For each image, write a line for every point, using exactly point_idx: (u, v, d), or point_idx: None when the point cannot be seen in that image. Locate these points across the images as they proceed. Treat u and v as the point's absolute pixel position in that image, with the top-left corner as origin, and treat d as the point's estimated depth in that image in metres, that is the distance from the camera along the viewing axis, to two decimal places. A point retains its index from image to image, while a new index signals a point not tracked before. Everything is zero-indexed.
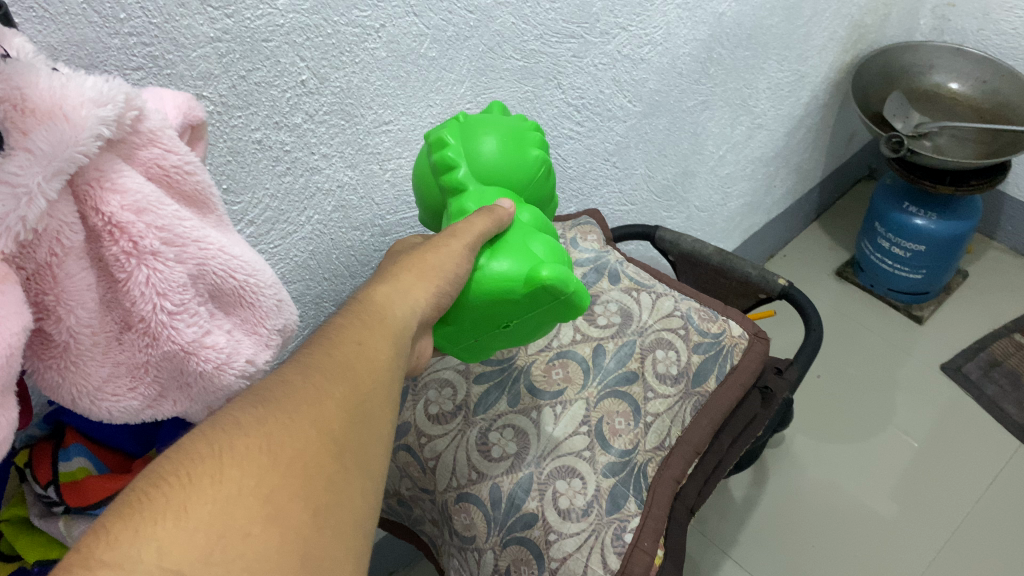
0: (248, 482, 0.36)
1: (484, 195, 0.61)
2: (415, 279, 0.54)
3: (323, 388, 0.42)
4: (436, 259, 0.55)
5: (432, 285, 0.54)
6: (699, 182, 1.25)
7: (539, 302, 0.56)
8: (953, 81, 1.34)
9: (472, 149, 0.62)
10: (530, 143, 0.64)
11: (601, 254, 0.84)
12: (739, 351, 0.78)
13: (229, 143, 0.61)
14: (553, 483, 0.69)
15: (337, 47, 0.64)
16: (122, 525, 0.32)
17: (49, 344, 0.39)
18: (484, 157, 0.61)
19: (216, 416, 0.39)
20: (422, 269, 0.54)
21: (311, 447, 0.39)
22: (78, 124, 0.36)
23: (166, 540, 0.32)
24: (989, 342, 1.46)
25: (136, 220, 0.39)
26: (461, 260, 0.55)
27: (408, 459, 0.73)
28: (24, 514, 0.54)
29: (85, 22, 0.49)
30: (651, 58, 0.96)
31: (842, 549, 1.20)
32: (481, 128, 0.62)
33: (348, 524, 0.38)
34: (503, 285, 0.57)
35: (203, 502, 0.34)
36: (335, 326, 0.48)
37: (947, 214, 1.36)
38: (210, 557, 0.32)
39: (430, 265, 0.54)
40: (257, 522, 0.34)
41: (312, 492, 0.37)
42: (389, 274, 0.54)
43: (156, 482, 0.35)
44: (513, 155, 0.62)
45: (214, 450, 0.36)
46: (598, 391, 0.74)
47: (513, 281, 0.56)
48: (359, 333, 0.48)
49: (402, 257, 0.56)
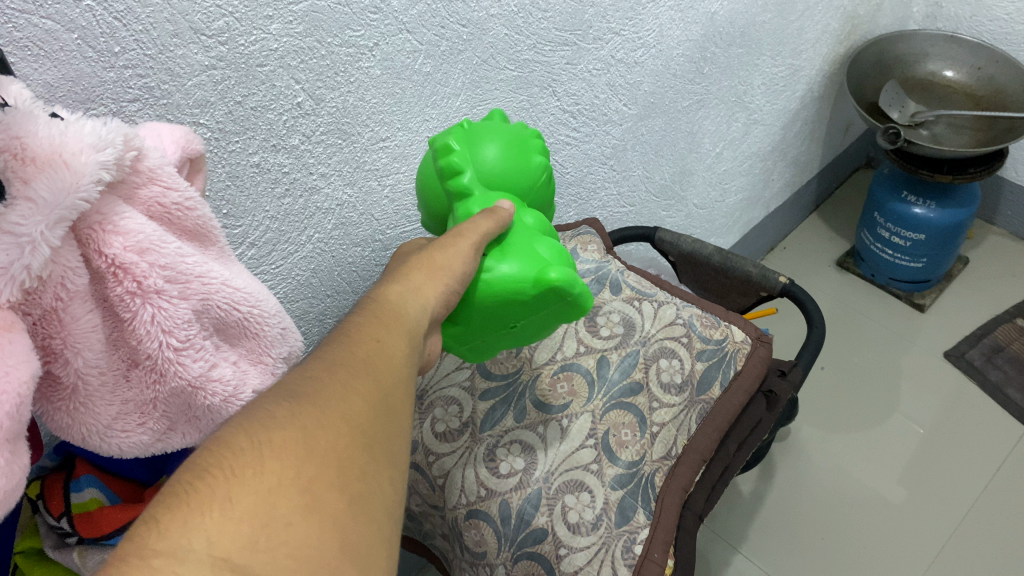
0: (287, 473, 0.36)
1: (489, 198, 0.61)
2: (425, 279, 0.53)
3: (349, 383, 0.42)
4: (444, 260, 0.54)
5: (442, 284, 0.54)
6: (697, 180, 1.25)
7: (547, 303, 0.57)
8: (948, 69, 1.34)
9: (475, 155, 0.62)
10: (532, 149, 0.64)
11: (601, 264, 0.84)
12: (742, 357, 0.78)
13: (228, 167, 0.61)
14: (562, 498, 0.69)
15: (331, 68, 0.64)
16: (170, 516, 0.32)
17: (58, 386, 0.40)
18: (487, 164, 0.61)
19: (248, 409, 0.39)
20: (431, 269, 0.54)
21: (343, 438, 0.39)
22: (78, 170, 0.36)
23: (213, 530, 0.32)
24: (992, 327, 1.46)
25: (139, 260, 0.39)
26: (468, 259, 0.55)
27: (416, 477, 0.74)
28: (38, 545, 0.55)
29: (80, 57, 0.49)
30: (645, 61, 0.96)
31: (853, 533, 1.21)
32: (483, 135, 0.63)
33: (381, 510, 0.38)
34: (511, 287, 0.57)
35: (245, 492, 0.34)
36: (352, 324, 0.47)
37: (946, 202, 1.36)
38: (255, 545, 0.33)
39: (438, 265, 0.54)
40: (298, 511, 0.35)
41: (347, 481, 0.37)
42: (398, 273, 0.54)
43: (198, 473, 0.35)
44: (515, 161, 0.62)
45: (251, 441, 0.36)
46: (604, 403, 0.74)
47: (521, 283, 0.57)
48: (377, 330, 0.47)
49: (406, 260, 0.56)
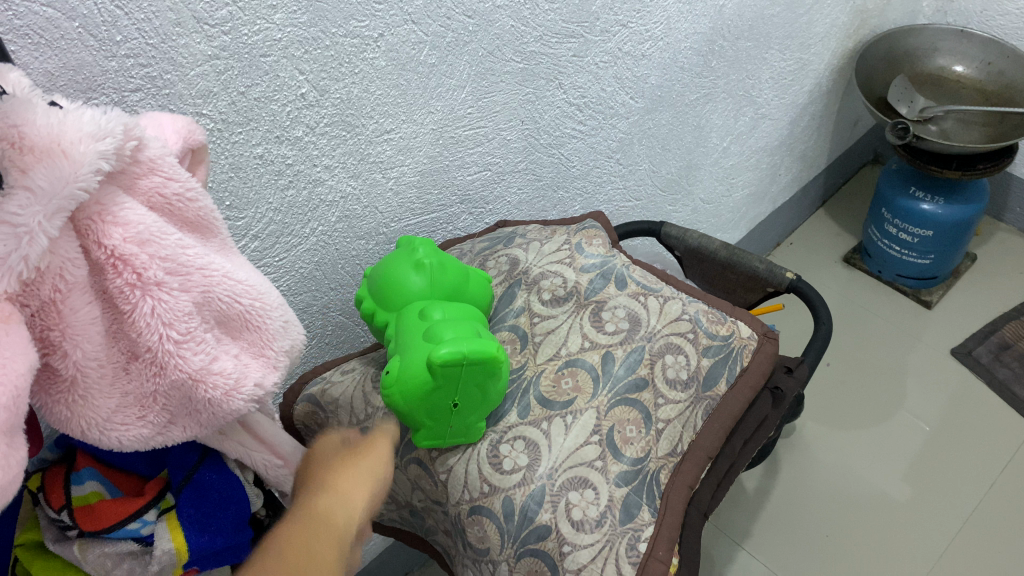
0: None
1: (452, 307, 0.61)
2: (349, 486, 0.52)
3: None
4: (367, 465, 0.53)
5: (366, 491, 0.52)
6: (703, 174, 1.24)
7: (452, 378, 0.56)
8: (958, 64, 1.32)
9: (401, 291, 0.63)
10: (433, 279, 0.64)
11: (607, 259, 0.77)
12: (748, 353, 0.73)
13: (231, 159, 0.61)
14: (566, 495, 0.63)
15: (336, 59, 0.63)
16: None
17: (57, 378, 0.40)
18: (414, 292, 0.63)
19: None
20: (355, 476, 0.52)
21: None
22: (77, 160, 0.36)
23: None
24: (1000, 325, 1.45)
25: (139, 252, 0.39)
26: (386, 465, 0.54)
27: (419, 472, 0.68)
28: (39, 539, 0.53)
29: (81, 46, 0.49)
30: (652, 54, 0.96)
31: (859, 544, 1.18)
32: (403, 279, 0.64)
33: None
34: (417, 381, 0.57)
35: None
36: (279, 547, 0.47)
37: (955, 197, 1.35)
38: None
39: (362, 471, 0.53)
40: None
41: None
42: (321, 483, 0.52)
43: None
44: (443, 283, 0.64)
45: None
46: (609, 399, 0.67)
47: (423, 372, 0.57)
48: (303, 553, 0.47)
49: (325, 468, 0.53)
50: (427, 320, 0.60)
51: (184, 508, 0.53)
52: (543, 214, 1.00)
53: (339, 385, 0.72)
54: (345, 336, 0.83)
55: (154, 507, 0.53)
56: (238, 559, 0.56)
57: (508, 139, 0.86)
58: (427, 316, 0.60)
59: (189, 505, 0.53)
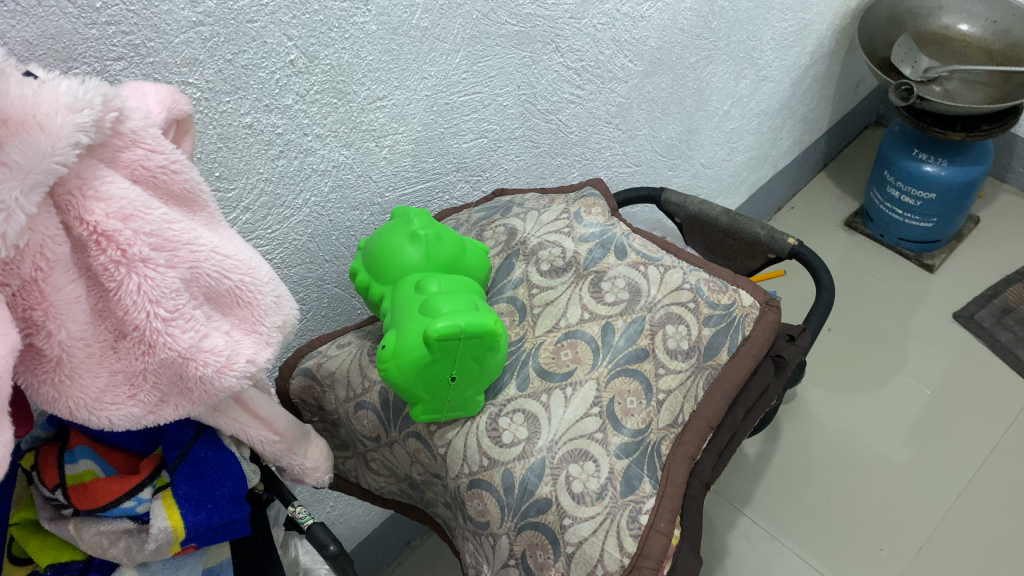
0: None
1: (446, 278, 0.60)
2: None
3: None
4: None
5: None
6: (704, 139, 1.22)
7: (448, 353, 0.55)
8: (961, 23, 1.28)
9: (397, 262, 0.62)
10: (429, 250, 0.62)
11: (606, 228, 0.75)
12: (750, 322, 0.71)
13: (219, 129, 0.59)
14: (566, 467, 0.62)
15: (325, 24, 0.61)
16: None
17: (42, 359, 0.39)
18: (410, 262, 0.62)
19: None
20: None
21: None
22: (53, 133, 0.35)
23: None
24: (1003, 288, 1.44)
25: (122, 227, 0.38)
26: None
27: (418, 446, 0.67)
28: (34, 517, 0.52)
29: (59, 14, 0.47)
30: (651, 15, 0.93)
31: (859, 507, 1.19)
32: (399, 249, 0.63)
33: None
34: (413, 355, 0.56)
35: None
36: None
37: (958, 159, 1.33)
38: None
39: None
40: None
41: None
42: None
43: None
44: (439, 254, 0.63)
45: None
46: (609, 369, 0.66)
47: (419, 346, 0.55)
48: None
49: None
50: (424, 294, 0.58)
51: (179, 487, 0.52)
52: (541, 182, 0.98)
53: (335, 358, 0.71)
54: (341, 308, 0.82)
55: (149, 485, 0.53)
56: (236, 535, 0.56)
57: (504, 105, 0.84)
58: (423, 289, 0.59)
59: (185, 483, 0.52)
